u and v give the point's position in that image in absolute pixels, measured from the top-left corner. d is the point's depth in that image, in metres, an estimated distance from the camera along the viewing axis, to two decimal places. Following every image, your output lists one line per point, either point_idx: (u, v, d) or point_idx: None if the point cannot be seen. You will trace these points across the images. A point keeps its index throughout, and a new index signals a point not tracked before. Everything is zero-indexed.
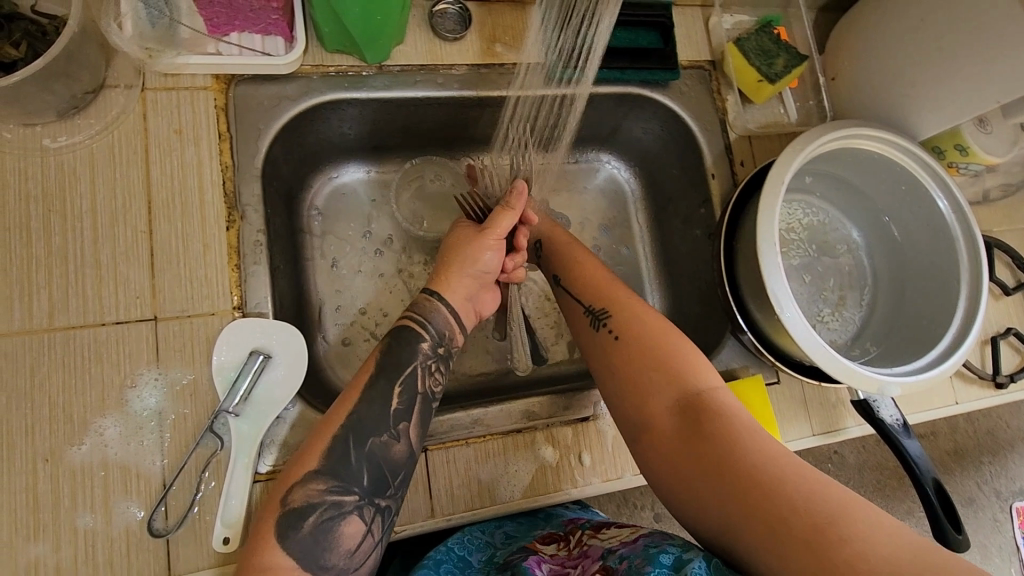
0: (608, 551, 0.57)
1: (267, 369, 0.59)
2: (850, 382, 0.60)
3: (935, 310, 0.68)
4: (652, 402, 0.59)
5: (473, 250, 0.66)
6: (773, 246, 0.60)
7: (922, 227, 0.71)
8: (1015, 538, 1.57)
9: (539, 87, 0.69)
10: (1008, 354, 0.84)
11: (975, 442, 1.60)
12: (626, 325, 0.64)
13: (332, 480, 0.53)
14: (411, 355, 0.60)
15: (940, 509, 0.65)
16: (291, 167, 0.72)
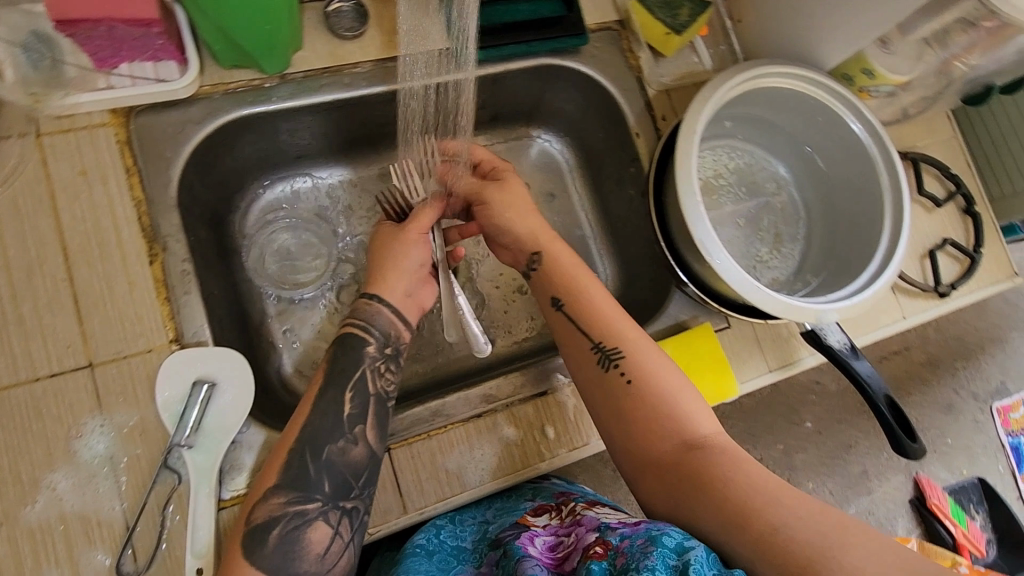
0: (607, 527, 0.55)
1: (215, 396, 0.58)
2: (786, 315, 0.62)
3: (865, 232, 0.70)
4: (655, 443, 0.58)
5: (400, 248, 0.66)
6: (692, 197, 0.61)
7: (848, 165, 0.72)
8: (999, 436, 1.63)
9: (418, 77, 0.69)
10: (947, 264, 0.87)
11: (948, 351, 1.65)
12: (638, 367, 0.61)
13: (292, 490, 0.54)
14: (357, 361, 0.61)
15: (897, 424, 0.68)
16: (212, 191, 0.71)
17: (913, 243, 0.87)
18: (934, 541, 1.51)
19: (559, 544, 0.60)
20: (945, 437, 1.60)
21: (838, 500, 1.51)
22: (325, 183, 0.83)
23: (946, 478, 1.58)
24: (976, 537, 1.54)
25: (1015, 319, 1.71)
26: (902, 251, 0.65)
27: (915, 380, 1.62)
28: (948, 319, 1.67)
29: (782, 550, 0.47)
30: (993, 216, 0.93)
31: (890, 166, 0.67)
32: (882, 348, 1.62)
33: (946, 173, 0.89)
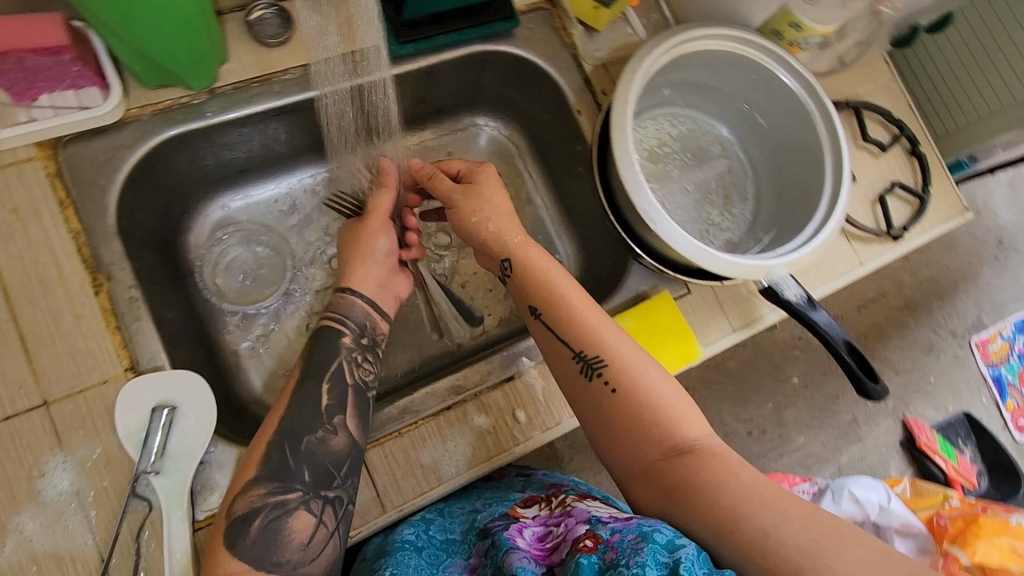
0: (597, 520, 0.54)
1: (177, 419, 0.58)
2: (735, 273, 0.63)
3: (808, 185, 0.71)
4: (641, 449, 0.58)
5: (366, 238, 0.67)
6: (632, 168, 0.61)
7: (787, 120, 0.73)
8: (980, 369, 1.67)
9: (336, 79, 0.68)
10: (898, 207, 0.88)
11: (922, 292, 1.69)
12: (621, 376, 0.59)
13: (273, 481, 0.54)
14: (333, 354, 0.62)
15: (858, 369, 0.69)
16: (155, 215, 0.70)
17: (863, 190, 0.88)
18: (926, 478, 1.55)
19: (547, 533, 0.60)
20: (928, 377, 1.64)
21: (830, 450, 1.54)
22: (272, 195, 0.83)
23: (933, 416, 1.62)
24: (967, 471, 1.57)
25: (984, 254, 1.74)
26: (844, 199, 0.66)
27: (894, 324, 1.65)
28: (920, 261, 1.70)
29: (772, 555, 0.47)
30: (938, 156, 0.94)
31: (825, 115, 0.68)
32: (858, 297, 1.65)
33: (889, 118, 0.90)
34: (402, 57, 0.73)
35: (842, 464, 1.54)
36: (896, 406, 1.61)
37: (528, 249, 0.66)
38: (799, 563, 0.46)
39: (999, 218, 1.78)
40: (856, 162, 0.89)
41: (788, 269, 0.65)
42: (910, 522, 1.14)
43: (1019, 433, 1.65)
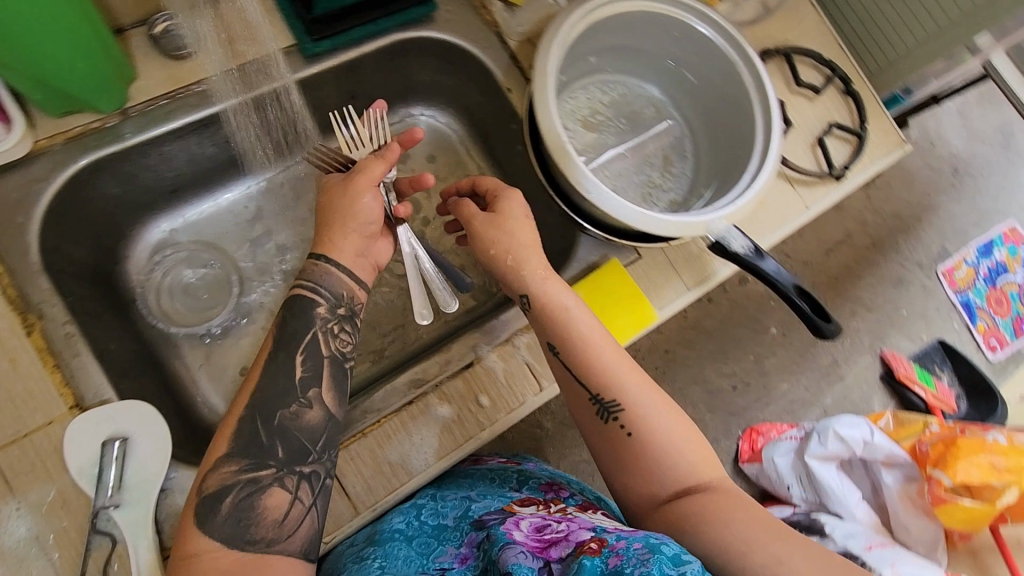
0: (602, 529, 0.55)
1: (130, 451, 0.57)
2: (675, 233, 0.64)
3: (740, 135, 0.72)
4: (655, 489, 0.59)
5: (349, 203, 0.63)
6: (562, 140, 0.61)
7: (712, 73, 0.73)
8: (949, 297, 1.71)
9: (237, 92, 0.69)
10: (837, 146, 0.89)
11: (885, 228, 1.72)
12: (638, 419, 0.60)
13: (243, 458, 0.54)
14: (308, 323, 0.60)
15: (811, 312, 0.70)
16: (86, 246, 0.68)
17: (802, 134, 0.88)
18: (908, 407, 1.59)
19: (546, 526, 0.59)
20: (900, 310, 1.67)
21: (814, 394, 1.57)
22: (209, 213, 0.81)
23: (909, 348, 1.65)
24: (946, 395, 1.61)
25: (941, 184, 1.78)
26: (775, 145, 0.66)
27: (863, 263, 1.68)
28: (882, 198, 1.74)
29: None
30: (873, 92, 0.95)
31: (747, 62, 0.68)
32: (825, 241, 1.68)
33: (820, 60, 0.91)
34: (319, 54, 0.71)
35: (827, 406, 1.57)
36: (873, 342, 1.64)
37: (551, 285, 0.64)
38: None
39: (953, 147, 1.82)
40: (793, 108, 0.89)
41: (728, 222, 0.66)
42: (895, 453, 1.18)
43: (992, 353, 1.69)
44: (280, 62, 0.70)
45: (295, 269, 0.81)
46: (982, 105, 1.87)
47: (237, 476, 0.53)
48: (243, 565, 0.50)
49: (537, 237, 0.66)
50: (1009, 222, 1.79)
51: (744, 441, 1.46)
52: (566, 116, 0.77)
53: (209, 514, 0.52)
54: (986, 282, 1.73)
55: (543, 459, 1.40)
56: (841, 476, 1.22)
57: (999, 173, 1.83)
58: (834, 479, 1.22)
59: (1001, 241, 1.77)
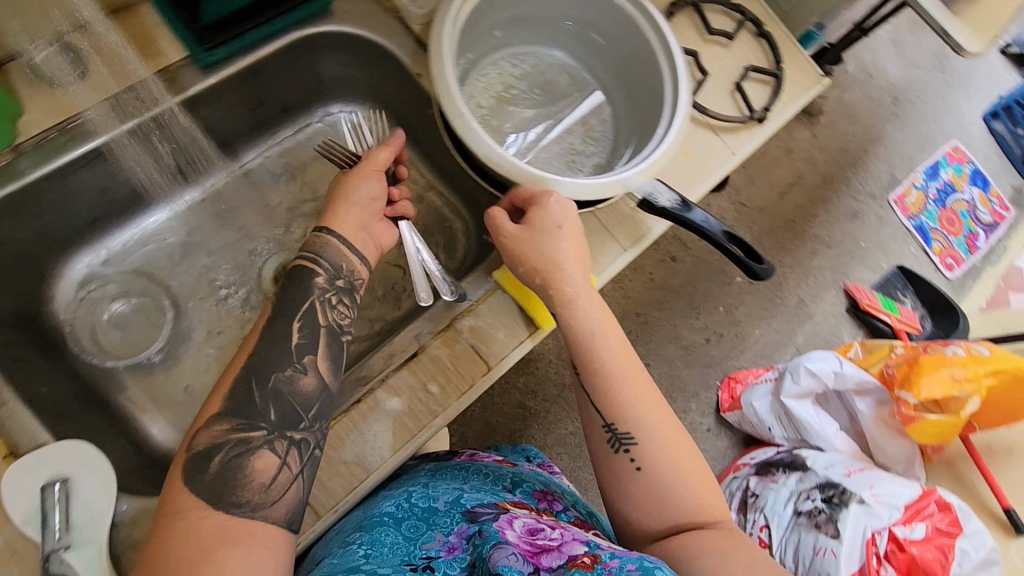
0: (596, 546, 0.54)
1: (74, 490, 0.56)
2: (590, 193, 0.65)
3: (650, 87, 0.73)
4: (653, 522, 0.59)
5: (353, 181, 0.69)
6: (467, 117, 0.61)
7: (615, 28, 0.74)
8: (903, 223, 1.75)
9: (114, 123, 0.66)
10: (757, 88, 0.90)
11: (835, 164, 1.75)
12: (646, 452, 0.59)
13: (235, 417, 0.54)
14: (306, 292, 0.62)
15: (744, 255, 0.71)
16: (5, 293, 0.67)
17: (721, 81, 0.89)
18: (877, 335, 1.64)
19: (540, 529, 0.57)
20: (858, 242, 1.71)
21: (786, 335, 1.60)
22: (133, 241, 0.79)
23: (871, 278, 1.69)
24: (910, 318, 1.64)
25: (884, 114, 1.82)
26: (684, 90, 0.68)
27: (817, 202, 1.71)
28: (828, 136, 1.77)
29: None
30: (787, 31, 0.96)
31: (643, 11, 0.70)
32: (779, 185, 1.70)
33: (729, 6, 0.91)
34: (215, 63, 0.70)
35: (799, 345, 1.61)
36: (836, 277, 1.68)
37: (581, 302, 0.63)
38: None
39: (890, 76, 1.85)
40: (708, 57, 0.90)
41: (644, 179, 0.68)
42: (865, 380, 1.21)
43: (950, 271, 1.74)
44: (157, 88, 0.67)
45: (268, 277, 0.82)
46: (913, 32, 1.90)
47: (228, 434, 0.53)
48: (225, 530, 0.49)
49: (576, 249, 0.64)
50: (952, 143, 1.83)
51: (724, 390, 1.49)
52: (479, 95, 0.78)
53: (196, 473, 0.52)
54: (936, 204, 1.78)
55: (529, 438, 1.41)
56: (817, 410, 1.24)
57: (938, 96, 1.87)
58: (810, 413, 1.24)
59: (947, 162, 1.81)
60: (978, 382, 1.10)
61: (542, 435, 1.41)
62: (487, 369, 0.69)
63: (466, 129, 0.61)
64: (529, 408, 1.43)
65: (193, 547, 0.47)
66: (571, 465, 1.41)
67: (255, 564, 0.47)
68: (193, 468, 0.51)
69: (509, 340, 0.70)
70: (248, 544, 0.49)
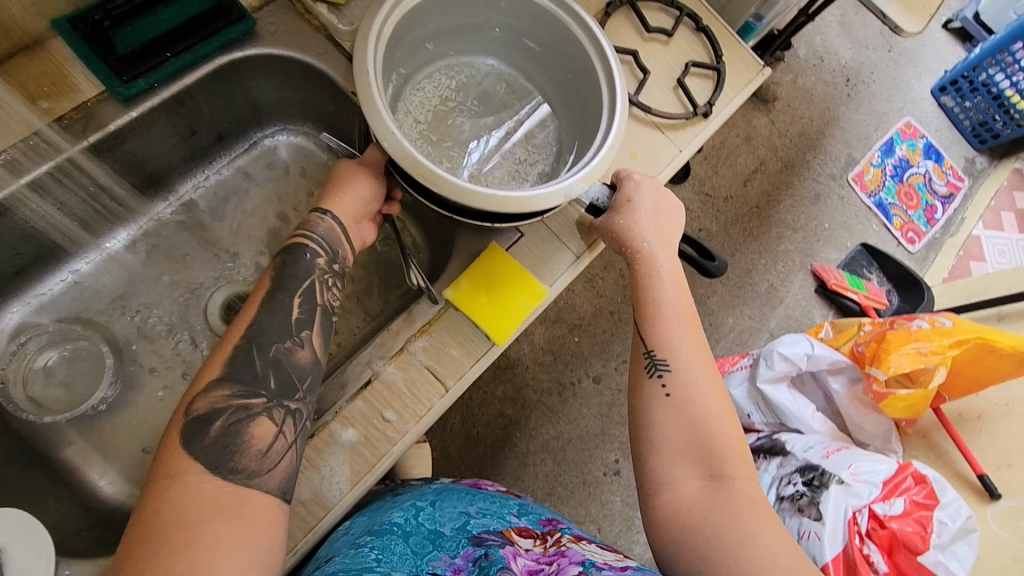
0: (591, 564, 0.56)
1: (6, 563, 0.52)
2: (531, 206, 0.61)
3: (586, 91, 0.73)
4: (673, 458, 0.63)
5: (356, 174, 0.67)
6: (398, 138, 0.59)
7: (546, 33, 0.74)
8: (863, 201, 1.77)
9: (8, 179, 0.62)
10: (699, 84, 0.90)
11: (794, 149, 1.77)
12: (683, 386, 0.66)
13: (235, 383, 0.54)
14: (307, 271, 0.62)
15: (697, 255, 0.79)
16: None
17: (662, 79, 0.89)
18: (846, 314, 1.66)
19: (539, 570, 0.57)
20: (822, 224, 1.73)
21: (759, 320, 1.62)
22: (66, 286, 0.75)
23: (837, 257, 1.72)
24: (878, 295, 1.66)
25: (838, 96, 1.85)
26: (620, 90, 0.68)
27: (780, 186, 1.73)
28: (785, 121, 1.79)
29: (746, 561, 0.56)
30: (724, 23, 0.96)
31: (572, 13, 0.69)
32: (742, 172, 1.72)
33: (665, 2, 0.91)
34: (135, 96, 0.67)
35: (773, 329, 1.62)
36: (803, 259, 1.70)
37: (648, 250, 0.70)
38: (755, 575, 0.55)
39: (842, 58, 1.88)
40: (648, 55, 0.89)
41: (587, 186, 0.64)
42: (837, 360, 1.22)
43: (912, 245, 1.77)
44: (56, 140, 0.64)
45: (219, 308, 0.79)
46: (860, 14, 1.94)
47: (230, 401, 0.53)
48: (224, 495, 0.48)
49: (653, 218, 0.71)
50: (905, 119, 1.87)
51: None
52: (415, 110, 0.77)
53: (195, 437, 0.51)
54: (893, 180, 1.81)
55: (513, 447, 1.39)
56: (792, 393, 1.23)
57: (889, 74, 1.91)
58: (786, 397, 1.23)
59: (901, 138, 1.85)
60: (944, 354, 1.11)
61: (524, 442, 1.40)
62: (444, 391, 0.67)
63: (398, 150, 0.59)
64: (510, 416, 1.41)
65: (197, 508, 0.46)
66: (555, 470, 1.40)
67: (255, 537, 0.47)
68: (193, 432, 0.50)
69: (465, 358, 0.69)
70: (244, 516, 0.48)
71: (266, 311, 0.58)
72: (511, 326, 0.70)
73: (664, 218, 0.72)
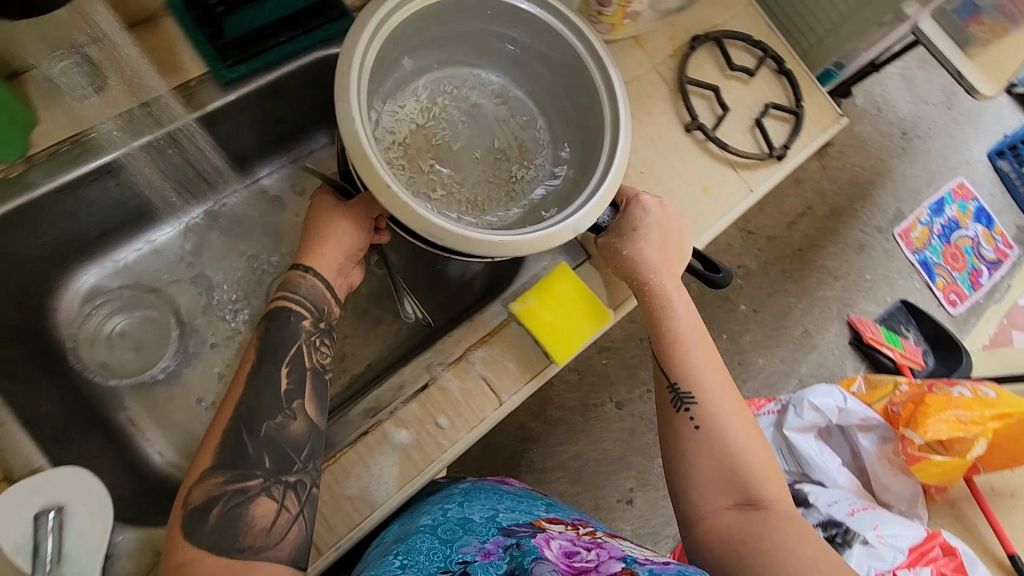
0: (634, 560, 0.55)
1: (67, 520, 0.54)
2: (541, 245, 0.61)
3: (586, 113, 0.73)
4: (711, 491, 0.62)
5: (336, 231, 0.64)
6: (370, 156, 0.55)
7: (548, 52, 0.73)
8: (907, 257, 1.74)
9: (125, 140, 0.65)
10: (776, 126, 0.90)
11: (842, 196, 1.75)
12: (710, 416, 0.64)
13: (229, 469, 0.54)
14: (293, 336, 0.60)
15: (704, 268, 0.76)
16: (11, 306, 0.65)
17: (740, 117, 0.89)
18: (879, 369, 1.63)
19: (575, 552, 0.56)
20: (864, 275, 1.70)
21: (790, 365, 1.59)
22: (142, 253, 0.77)
23: (874, 310, 1.69)
24: (914, 353, 1.63)
25: (893, 148, 1.82)
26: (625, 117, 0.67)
27: (825, 233, 1.71)
28: (837, 168, 1.77)
29: None
30: (805, 68, 0.96)
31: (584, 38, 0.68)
32: (788, 214, 1.70)
33: (750, 42, 0.91)
34: (235, 81, 0.68)
35: (803, 376, 1.59)
36: (841, 309, 1.67)
37: (657, 277, 0.69)
38: None
39: (900, 111, 1.86)
40: (728, 93, 0.89)
41: (594, 218, 0.64)
42: (870, 416, 1.19)
43: (953, 308, 1.73)
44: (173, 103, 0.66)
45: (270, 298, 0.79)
46: (924, 68, 1.91)
47: (224, 488, 0.53)
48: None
49: (664, 242, 0.70)
50: (959, 179, 1.83)
51: None
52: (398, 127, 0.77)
53: (197, 524, 0.52)
54: (941, 239, 1.77)
55: (530, 462, 1.39)
56: (820, 446, 1.21)
57: (946, 132, 1.87)
58: (813, 447, 1.20)
59: (952, 198, 1.81)
60: (985, 424, 1.08)
61: (541, 459, 1.39)
62: (498, 405, 0.67)
63: (422, 222, 0.56)
64: (530, 430, 1.41)
65: None
66: (570, 491, 1.39)
67: None
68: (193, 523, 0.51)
69: (519, 373, 0.69)
70: None
71: (259, 382, 0.57)
72: (575, 346, 0.69)
73: (672, 239, 0.71)
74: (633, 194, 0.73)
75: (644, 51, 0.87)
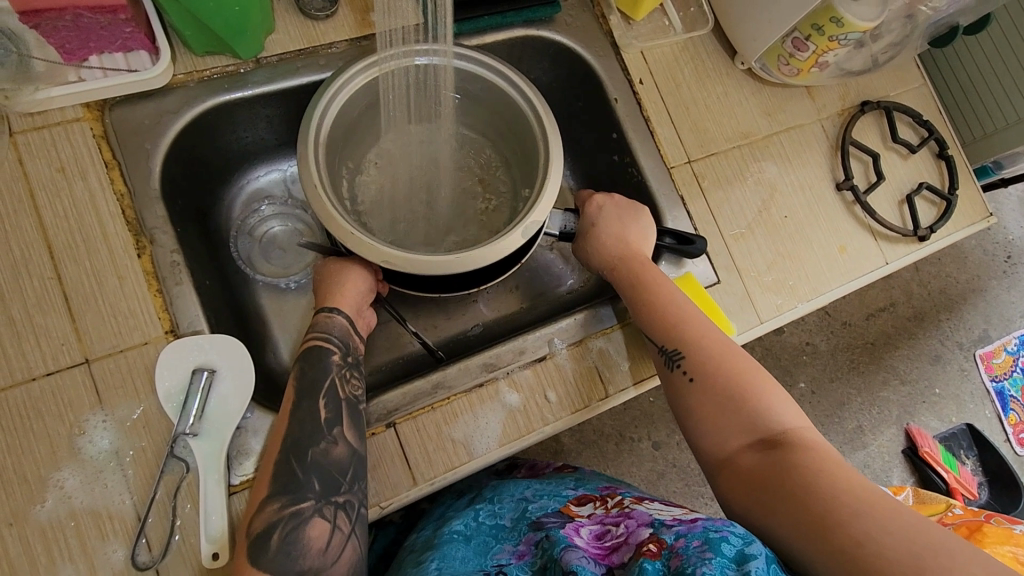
0: (662, 523, 0.52)
1: (214, 384, 0.59)
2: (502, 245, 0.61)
3: (534, 163, 0.71)
4: (725, 437, 0.60)
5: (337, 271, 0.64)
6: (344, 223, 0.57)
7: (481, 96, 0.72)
8: (984, 382, 1.65)
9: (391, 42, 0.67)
10: (925, 208, 0.89)
11: (930, 303, 1.68)
12: (701, 365, 0.63)
13: (284, 495, 0.53)
14: (325, 371, 0.59)
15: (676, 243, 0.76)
16: (195, 184, 0.71)
17: (892, 189, 0.88)
18: (926, 487, 1.55)
19: (606, 532, 0.57)
20: (934, 388, 1.63)
21: None
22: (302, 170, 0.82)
23: (936, 426, 1.61)
24: (967, 481, 1.57)
25: (994, 269, 1.73)
26: (558, 168, 0.64)
27: (903, 334, 1.64)
28: (931, 273, 1.69)
29: (832, 517, 0.49)
30: (965, 160, 0.95)
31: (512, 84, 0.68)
32: (870, 306, 1.64)
33: (919, 120, 0.91)
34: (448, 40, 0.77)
35: None
36: (901, 415, 1.60)
37: (630, 259, 0.71)
38: (835, 525, 0.48)
39: (1010, 233, 1.76)
40: (886, 162, 0.89)
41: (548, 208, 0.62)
42: None
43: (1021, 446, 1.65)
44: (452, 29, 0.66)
45: None
46: None
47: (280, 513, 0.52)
48: None
49: (639, 227, 0.72)
50: None
51: None
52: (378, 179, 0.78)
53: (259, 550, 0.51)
54: None
55: None
56: None
57: None
58: None
59: None
60: None
61: None
62: (604, 396, 0.69)
63: (390, 258, 0.58)
64: (563, 444, 1.40)
65: None
66: None
67: None
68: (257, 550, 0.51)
69: (635, 373, 0.71)
70: None
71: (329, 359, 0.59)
72: None
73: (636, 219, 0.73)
74: (588, 196, 0.76)
75: (814, 103, 0.88)
